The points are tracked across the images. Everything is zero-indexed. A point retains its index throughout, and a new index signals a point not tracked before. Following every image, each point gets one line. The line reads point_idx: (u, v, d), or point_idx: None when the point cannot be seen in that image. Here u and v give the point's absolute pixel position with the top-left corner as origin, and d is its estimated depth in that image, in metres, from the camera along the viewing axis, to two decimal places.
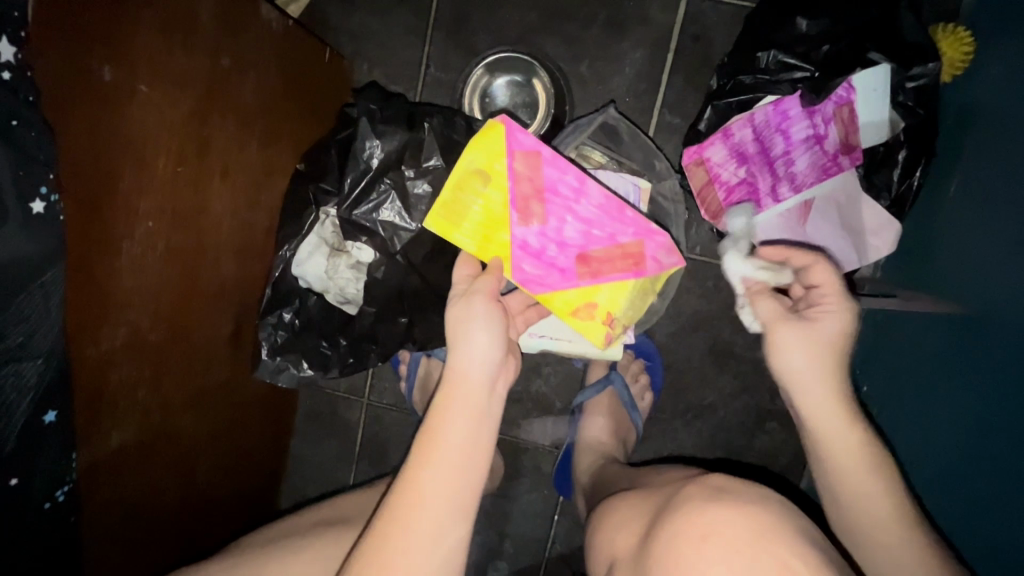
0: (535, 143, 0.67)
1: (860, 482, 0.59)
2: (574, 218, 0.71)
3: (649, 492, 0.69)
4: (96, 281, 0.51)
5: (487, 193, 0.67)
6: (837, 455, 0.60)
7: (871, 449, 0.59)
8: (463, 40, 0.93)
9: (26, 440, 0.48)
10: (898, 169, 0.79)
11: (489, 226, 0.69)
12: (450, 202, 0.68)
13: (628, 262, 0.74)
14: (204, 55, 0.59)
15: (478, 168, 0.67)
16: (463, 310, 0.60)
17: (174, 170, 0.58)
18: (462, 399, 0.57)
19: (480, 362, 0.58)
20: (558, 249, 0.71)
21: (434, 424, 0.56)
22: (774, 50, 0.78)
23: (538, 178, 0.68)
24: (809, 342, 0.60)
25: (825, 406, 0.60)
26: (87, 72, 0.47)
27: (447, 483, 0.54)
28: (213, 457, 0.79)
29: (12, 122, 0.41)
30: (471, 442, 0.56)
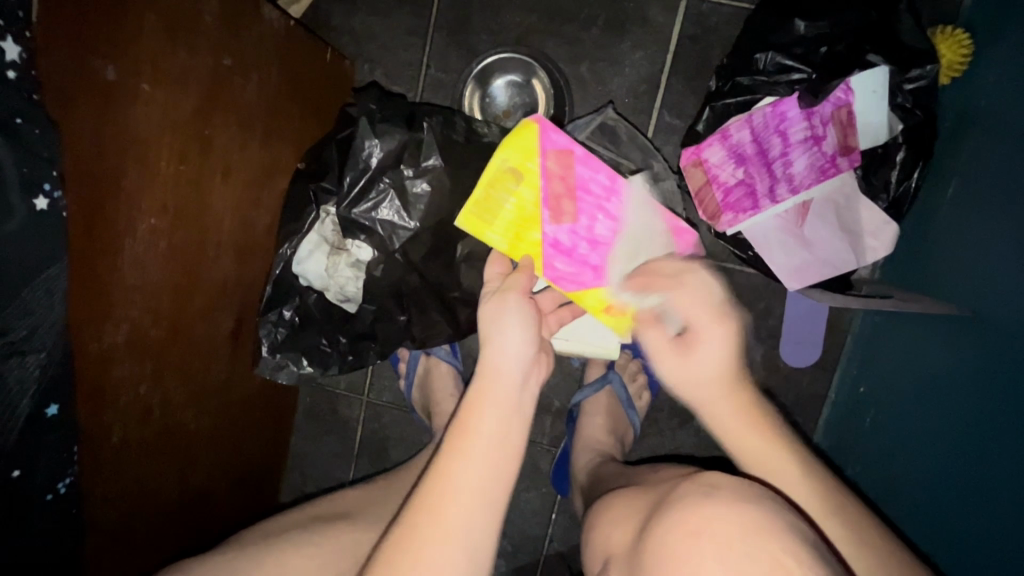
0: (569, 143, 0.72)
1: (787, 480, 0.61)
2: (607, 216, 0.74)
3: (644, 490, 0.69)
4: (99, 279, 0.52)
5: (520, 191, 0.72)
6: (752, 458, 0.63)
7: (783, 447, 0.63)
8: (464, 40, 0.93)
9: (29, 433, 0.49)
10: (897, 169, 0.80)
11: (521, 224, 0.73)
12: (483, 201, 0.72)
13: (659, 257, 0.75)
14: (206, 55, 0.59)
15: (512, 168, 0.71)
16: (497, 306, 0.63)
17: (176, 169, 0.58)
18: (496, 392, 0.58)
19: (514, 354, 0.60)
20: (588, 246, 0.74)
21: (470, 414, 0.57)
22: (772, 51, 0.79)
23: (570, 177, 0.72)
24: (685, 370, 0.69)
25: (724, 419, 0.65)
26: (90, 72, 0.47)
27: (483, 471, 0.54)
28: (213, 453, 0.79)
29: (16, 120, 0.42)
30: (504, 432, 0.57)
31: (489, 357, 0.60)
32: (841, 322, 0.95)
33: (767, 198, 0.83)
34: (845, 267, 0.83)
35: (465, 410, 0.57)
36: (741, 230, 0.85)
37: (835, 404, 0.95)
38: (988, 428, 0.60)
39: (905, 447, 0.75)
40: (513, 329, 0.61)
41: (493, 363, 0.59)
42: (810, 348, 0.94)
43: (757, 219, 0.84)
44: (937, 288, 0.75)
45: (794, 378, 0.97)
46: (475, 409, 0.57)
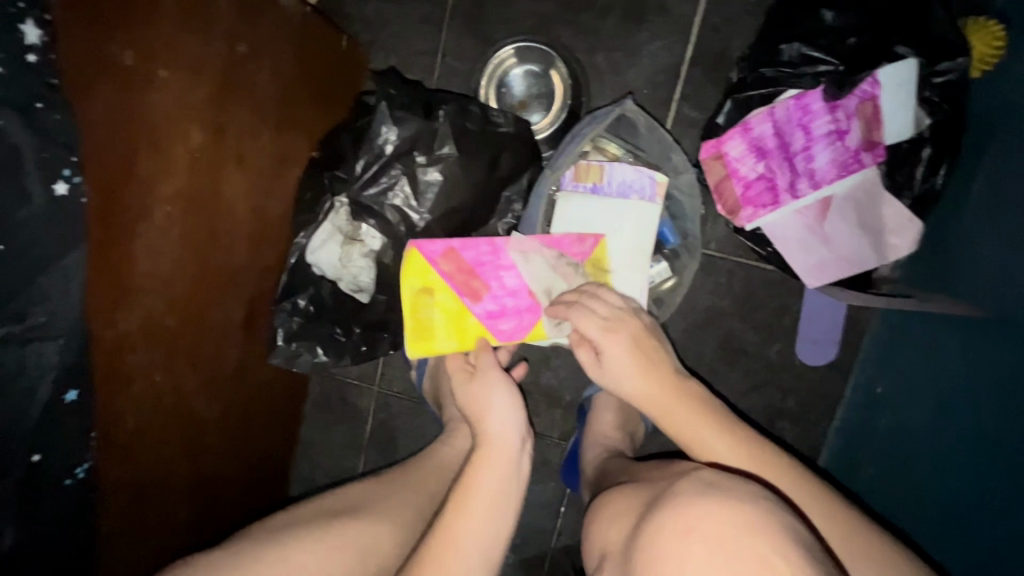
0: (445, 243, 0.74)
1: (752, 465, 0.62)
2: (506, 271, 0.77)
3: (641, 486, 0.68)
4: (113, 265, 0.52)
5: (436, 299, 0.77)
6: (706, 447, 0.64)
7: (719, 428, 0.64)
8: (480, 29, 0.92)
9: (49, 418, 0.49)
10: (922, 166, 0.78)
11: (456, 319, 0.78)
12: (416, 325, 0.77)
13: (565, 270, 0.79)
14: (221, 40, 0.59)
15: (417, 286, 0.75)
16: (482, 386, 0.75)
17: (192, 156, 0.58)
18: (496, 457, 0.69)
19: (508, 423, 0.72)
20: (511, 298, 0.78)
21: (471, 478, 0.67)
22: (797, 41, 0.76)
23: (464, 264, 0.76)
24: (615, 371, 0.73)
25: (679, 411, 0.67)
26: (107, 56, 0.47)
27: (479, 529, 0.63)
28: (225, 442, 0.80)
29: (35, 104, 0.43)
30: (501, 492, 0.67)
31: (485, 425, 0.72)
32: (858, 322, 0.93)
33: (787, 194, 0.81)
34: (864, 266, 0.82)
35: (468, 474, 0.67)
36: (760, 225, 0.83)
37: (849, 404, 0.93)
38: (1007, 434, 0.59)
39: (920, 451, 0.74)
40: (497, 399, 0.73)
41: (492, 433, 0.71)
42: (826, 347, 0.93)
43: (776, 215, 0.82)
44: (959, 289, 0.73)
45: (809, 377, 0.95)
46: (475, 476, 0.67)
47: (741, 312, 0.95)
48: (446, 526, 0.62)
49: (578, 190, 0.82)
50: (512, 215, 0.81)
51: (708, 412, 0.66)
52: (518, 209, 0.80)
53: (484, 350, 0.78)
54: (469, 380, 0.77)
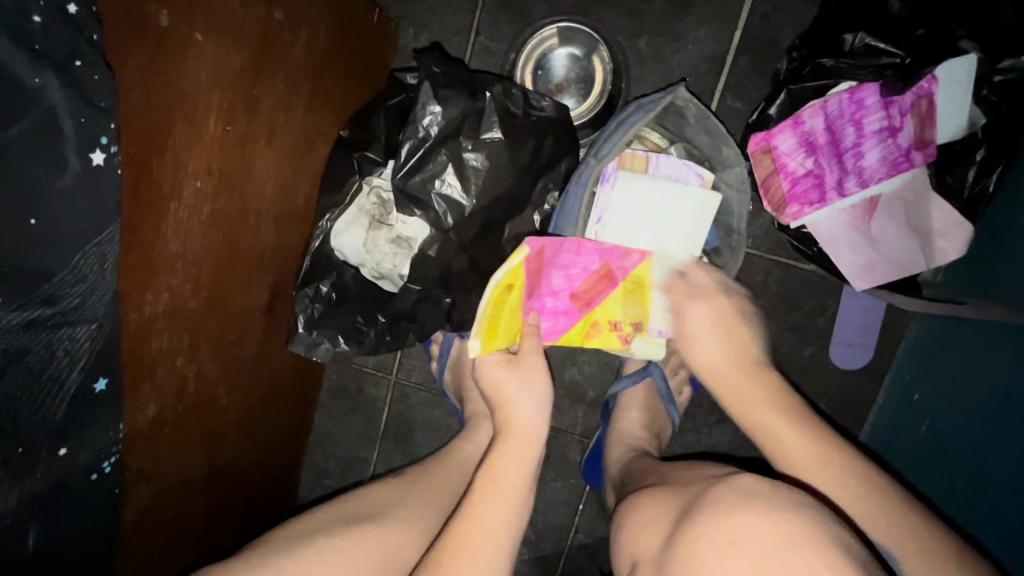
0: (539, 244, 0.69)
1: (800, 452, 0.63)
2: (563, 279, 0.76)
3: (673, 490, 0.65)
4: (143, 245, 0.48)
5: (509, 297, 0.71)
6: (753, 423, 0.67)
7: (782, 407, 0.67)
8: (518, 7, 0.88)
9: (76, 408, 0.45)
10: (974, 168, 0.74)
11: (512, 314, 0.74)
12: (486, 320, 0.70)
13: (605, 281, 0.78)
14: (258, 5, 0.55)
15: (504, 283, 0.69)
16: (502, 373, 0.72)
17: (223, 130, 0.54)
18: (518, 442, 0.68)
19: (533, 416, 0.70)
20: (553, 300, 0.78)
21: (491, 465, 0.66)
22: (862, 31, 0.73)
23: (538, 263, 0.72)
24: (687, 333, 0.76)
25: (730, 370, 0.72)
26: (143, 16, 0.43)
27: (500, 516, 0.62)
28: (241, 435, 0.76)
29: (75, 62, 0.38)
30: (520, 483, 0.66)
31: (512, 412, 0.70)
32: (894, 326, 0.91)
33: (835, 191, 0.78)
34: (911, 270, 0.79)
35: (489, 461, 0.67)
36: (805, 224, 0.80)
37: (882, 410, 0.92)
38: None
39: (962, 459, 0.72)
40: (520, 384, 0.71)
41: (516, 421, 0.69)
42: (861, 351, 0.90)
43: (823, 213, 0.79)
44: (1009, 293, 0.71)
45: (840, 381, 0.93)
46: (495, 464, 0.66)
47: (775, 312, 0.92)
48: (468, 516, 0.61)
49: (627, 188, 0.78)
50: (548, 204, 0.77)
51: (776, 392, 0.69)
52: (555, 197, 0.77)
53: (529, 335, 0.75)
54: (500, 363, 0.73)
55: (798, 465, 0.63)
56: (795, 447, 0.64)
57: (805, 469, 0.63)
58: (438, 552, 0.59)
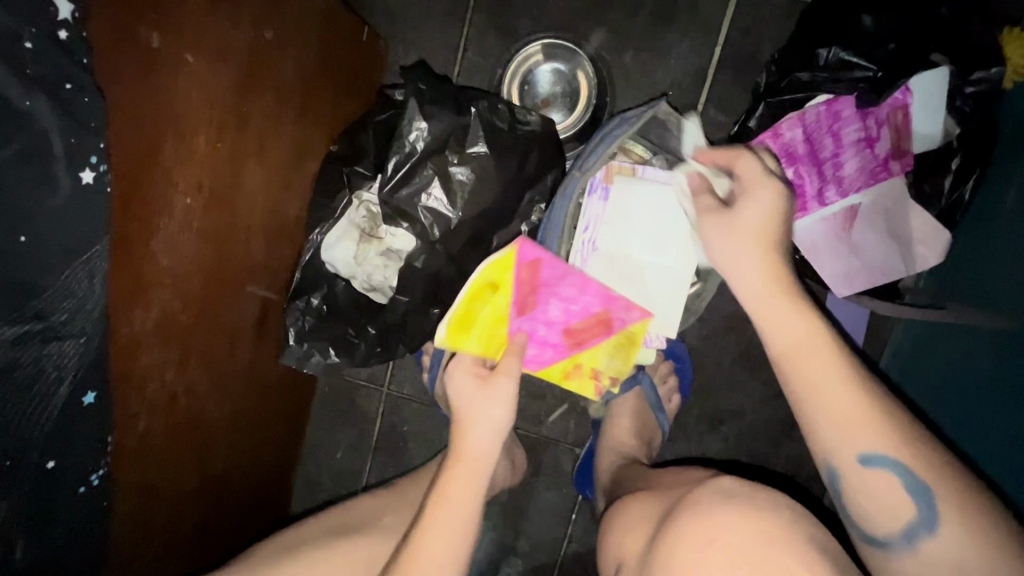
0: (536, 254, 0.74)
1: (850, 417, 0.53)
2: (562, 309, 0.79)
3: (657, 494, 0.65)
4: (134, 261, 0.49)
5: (494, 299, 0.76)
6: (794, 362, 0.56)
7: (825, 343, 0.56)
8: (505, 24, 0.90)
9: (63, 422, 0.46)
10: (950, 176, 0.77)
11: (494, 323, 0.77)
12: (464, 310, 0.75)
13: (602, 327, 0.80)
14: (248, 27, 0.56)
15: (490, 280, 0.74)
16: (459, 389, 0.71)
17: (213, 147, 0.55)
18: (472, 466, 0.67)
19: (489, 434, 0.69)
20: (546, 329, 0.80)
21: (442, 492, 0.65)
22: (835, 46, 0.74)
23: (535, 279, 0.77)
24: (729, 226, 0.64)
25: (760, 273, 0.61)
26: (135, 38, 0.44)
27: (450, 545, 0.62)
28: (232, 446, 0.77)
29: (66, 85, 0.39)
30: (469, 503, 0.66)
31: (467, 432, 0.69)
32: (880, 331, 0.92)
33: (815, 201, 0.80)
34: (892, 275, 0.80)
35: (443, 480, 0.67)
36: None
37: None
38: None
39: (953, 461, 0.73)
40: (481, 399, 0.70)
41: (470, 441, 0.68)
42: None
43: (805, 221, 0.81)
44: (984, 295, 0.73)
45: None
46: (445, 490, 0.65)
47: None
48: (415, 547, 0.61)
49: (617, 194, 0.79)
50: (535, 216, 0.78)
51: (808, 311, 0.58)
52: (541, 209, 0.78)
53: (512, 354, 0.74)
54: (465, 377, 0.72)
55: (834, 398, 0.54)
56: (833, 380, 0.54)
57: (840, 415, 0.53)
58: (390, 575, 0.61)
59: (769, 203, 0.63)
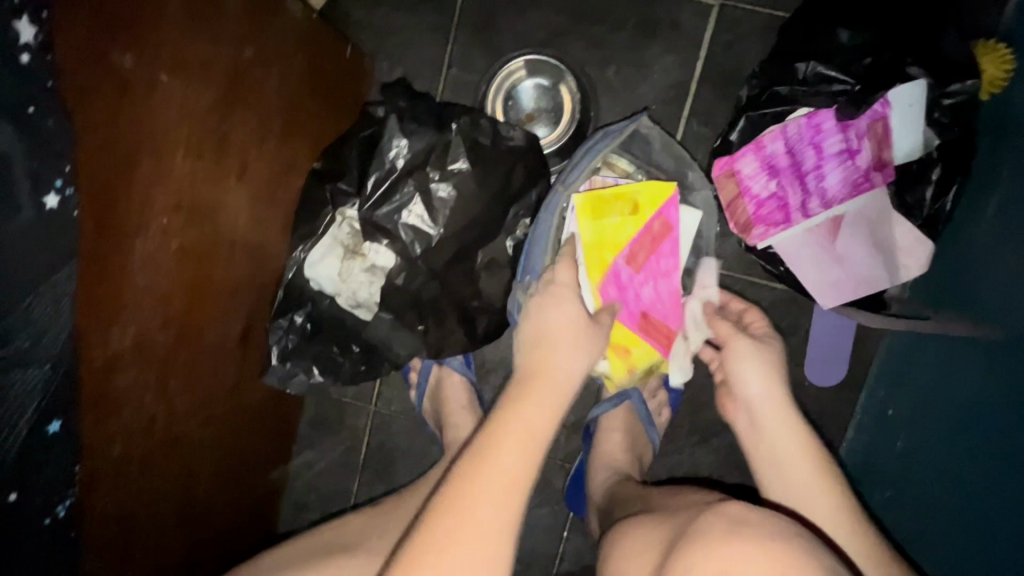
0: (677, 220, 0.77)
1: (822, 504, 0.63)
2: (653, 289, 0.79)
3: (663, 518, 0.64)
4: (109, 282, 0.48)
5: (627, 220, 0.77)
6: (790, 457, 0.67)
7: (814, 452, 0.67)
8: (488, 40, 0.90)
9: (28, 453, 0.43)
10: (932, 187, 0.77)
11: (606, 237, 0.77)
12: (607, 200, 0.77)
13: (664, 338, 0.81)
14: (229, 46, 0.56)
15: (638, 202, 0.76)
16: (545, 316, 0.66)
17: (192, 165, 0.55)
18: (554, 384, 0.61)
19: (568, 372, 0.63)
20: (631, 299, 0.79)
21: (511, 408, 0.59)
22: (813, 61, 0.75)
23: (659, 242, 0.77)
24: (754, 352, 0.74)
25: (769, 400, 0.71)
26: (109, 56, 0.43)
27: (523, 459, 0.54)
28: (215, 469, 0.75)
29: (28, 109, 0.37)
30: (540, 428, 0.58)
31: (549, 357, 0.63)
32: (867, 341, 0.92)
33: (799, 213, 0.81)
34: (879, 286, 0.80)
35: (508, 405, 0.59)
36: (771, 245, 0.82)
37: (859, 426, 0.92)
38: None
39: (942, 472, 0.72)
40: (571, 336, 0.65)
41: (553, 368, 0.62)
42: (837, 367, 0.91)
43: (789, 233, 0.81)
44: (968, 303, 0.73)
45: (817, 397, 0.94)
46: (521, 404, 0.59)
47: None
48: (484, 455, 0.54)
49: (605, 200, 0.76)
50: (520, 231, 0.77)
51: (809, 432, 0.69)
52: (526, 224, 0.77)
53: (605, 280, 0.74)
54: (556, 291, 0.68)
55: (812, 488, 0.64)
56: (812, 481, 0.65)
57: (815, 503, 0.64)
58: (437, 502, 0.52)
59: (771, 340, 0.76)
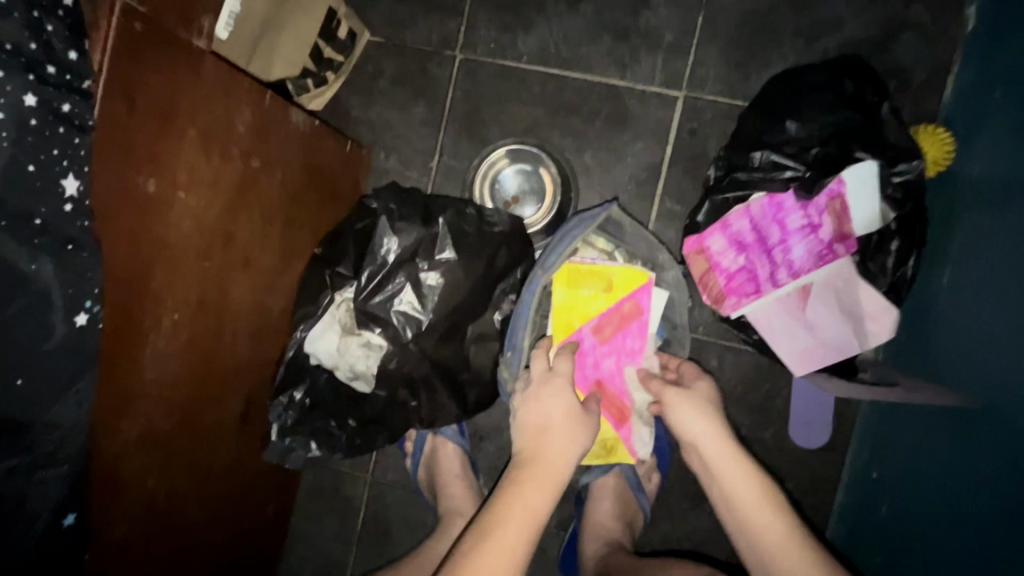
0: (647, 306, 0.84)
1: (785, 553, 0.65)
2: (615, 363, 0.85)
3: None
4: (121, 379, 0.54)
5: (598, 296, 0.84)
6: (747, 506, 0.70)
7: (770, 501, 0.69)
8: (475, 131, 0.99)
9: (44, 545, 0.46)
10: (892, 256, 0.82)
11: (575, 306, 0.84)
12: (584, 271, 0.84)
13: (615, 412, 0.85)
14: (236, 160, 0.64)
15: (614, 282, 0.84)
16: (531, 403, 0.71)
17: (202, 265, 0.61)
18: (551, 468, 0.66)
19: (558, 454, 0.67)
20: (588, 367, 0.84)
21: (510, 490, 0.64)
22: (766, 150, 0.83)
23: (626, 323, 0.84)
24: (692, 401, 0.76)
25: (715, 447, 0.73)
26: (136, 189, 0.50)
27: (518, 539, 0.60)
28: (213, 546, 0.77)
29: (67, 246, 0.42)
30: (536, 512, 0.63)
31: (538, 442, 0.68)
32: (847, 403, 0.95)
33: (768, 283, 0.86)
34: (848, 353, 0.84)
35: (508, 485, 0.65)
36: (745, 314, 0.87)
37: (848, 487, 0.94)
38: (1013, 515, 0.60)
39: (929, 537, 0.73)
40: (563, 419, 0.69)
41: (546, 453, 0.67)
42: (821, 431, 0.94)
43: (759, 303, 0.86)
44: (937, 372, 0.78)
45: (805, 458, 0.96)
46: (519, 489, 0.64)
47: (734, 395, 0.96)
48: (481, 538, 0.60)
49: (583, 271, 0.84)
50: (505, 307, 0.83)
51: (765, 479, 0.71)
52: (512, 300, 0.83)
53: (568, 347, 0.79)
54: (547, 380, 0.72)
55: (772, 537, 0.67)
56: (767, 521, 0.68)
57: (779, 551, 0.66)
58: None
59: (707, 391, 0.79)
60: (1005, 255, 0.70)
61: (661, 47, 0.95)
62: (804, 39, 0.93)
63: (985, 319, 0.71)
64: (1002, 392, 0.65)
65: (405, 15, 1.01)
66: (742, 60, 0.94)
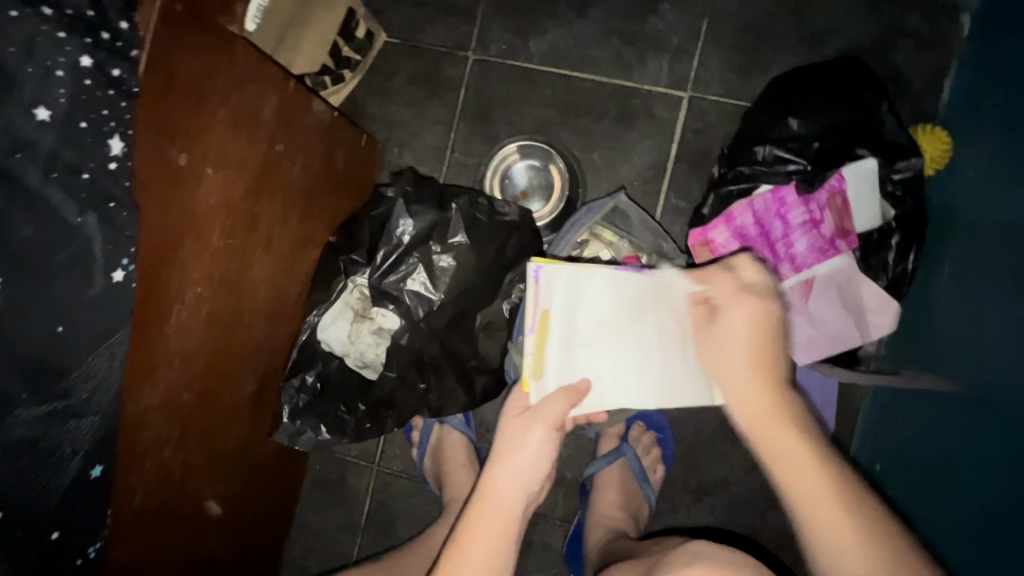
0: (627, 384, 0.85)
1: (838, 530, 0.51)
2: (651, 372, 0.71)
3: (636, 560, 0.75)
4: (147, 346, 0.55)
5: None
6: (778, 463, 0.56)
7: (830, 472, 0.54)
8: (486, 128, 1.02)
9: (70, 495, 0.48)
10: (893, 252, 0.84)
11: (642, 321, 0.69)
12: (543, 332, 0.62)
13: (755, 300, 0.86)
14: (260, 142, 0.66)
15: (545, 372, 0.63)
16: (523, 417, 0.62)
17: (224, 242, 0.64)
18: (493, 516, 0.60)
19: (519, 473, 0.61)
20: None
21: (470, 518, 0.61)
22: (769, 144, 0.85)
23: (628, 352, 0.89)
24: (728, 324, 0.61)
25: (752, 398, 0.58)
26: (169, 162, 0.53)
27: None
28: (221, 525, 0.78)
29: (110, 204, 0.45)
30: (492, 551, 0.60)
31: (492, 472, 0.62)
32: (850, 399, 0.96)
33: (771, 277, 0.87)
34: (850, 344, 0.86)
35: (468, 514, 0.62)
36: None
37: None
38: (1013, 499, 0.61)
39: (932, 525, 0.73)
40: (536, 443, 0.61)
41: (496, 485, 0.61)
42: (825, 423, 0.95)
43: None
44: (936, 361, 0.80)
45: None
46: (471, 523, 0.61)
47: None
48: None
49: (547, 335, 0.62)
50: (516, 295, 0.84)
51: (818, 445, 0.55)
52: (522, 289, 0.83)
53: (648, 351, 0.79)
54: (520, 406, 0.63)
55: (819, 518, 0.52)
56: (819, 495, 0.53)
57: (826, 528, 0.52)
58: None
59: (748, 314, 0.60)
60: (1002, 248, 0.71)
61: (668, 50, 0.99)
62: (806, 45, 0.96)
63: (983, 308, 0.73)
64: (999, 378, 0.66)
65: (422, 18, 1.05)
66: (746, 64, 0.97)
